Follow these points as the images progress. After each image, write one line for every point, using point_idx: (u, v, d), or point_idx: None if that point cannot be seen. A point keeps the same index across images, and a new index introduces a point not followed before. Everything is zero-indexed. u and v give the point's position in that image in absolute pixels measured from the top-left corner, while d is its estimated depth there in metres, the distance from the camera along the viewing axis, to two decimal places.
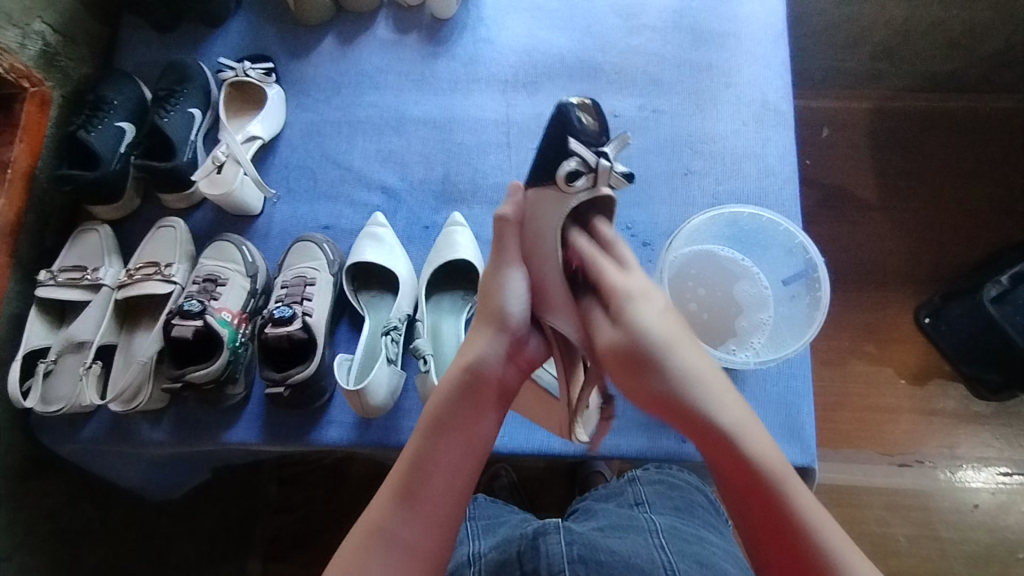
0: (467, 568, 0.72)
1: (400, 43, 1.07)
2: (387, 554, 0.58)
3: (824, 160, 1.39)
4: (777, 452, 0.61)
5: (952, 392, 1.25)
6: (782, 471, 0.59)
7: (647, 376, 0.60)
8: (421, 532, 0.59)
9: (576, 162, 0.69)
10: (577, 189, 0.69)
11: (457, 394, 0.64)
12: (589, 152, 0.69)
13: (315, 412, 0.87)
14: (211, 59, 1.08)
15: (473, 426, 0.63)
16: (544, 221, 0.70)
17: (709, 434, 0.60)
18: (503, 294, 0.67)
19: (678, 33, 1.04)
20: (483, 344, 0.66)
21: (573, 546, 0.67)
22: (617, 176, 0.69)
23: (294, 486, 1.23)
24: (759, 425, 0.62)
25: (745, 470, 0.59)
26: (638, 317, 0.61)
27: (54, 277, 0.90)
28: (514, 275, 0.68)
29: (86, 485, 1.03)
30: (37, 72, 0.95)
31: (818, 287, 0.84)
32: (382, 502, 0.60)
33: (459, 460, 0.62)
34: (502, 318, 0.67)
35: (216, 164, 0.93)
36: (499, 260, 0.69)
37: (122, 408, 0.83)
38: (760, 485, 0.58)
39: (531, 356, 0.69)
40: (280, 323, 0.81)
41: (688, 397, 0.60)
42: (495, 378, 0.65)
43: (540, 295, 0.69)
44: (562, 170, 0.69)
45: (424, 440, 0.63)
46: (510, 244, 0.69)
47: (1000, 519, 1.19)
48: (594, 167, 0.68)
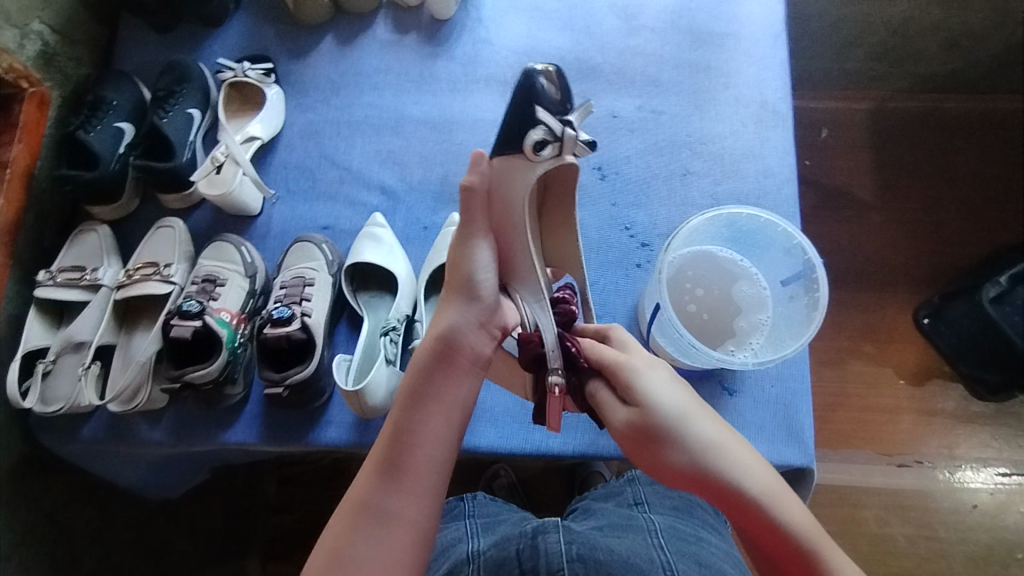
0: (466, 566, 0.71)
1: (400, 44, 1.07)
2: (373, 527, 0.59)
3: (824, 160, 1.39)
4: (805, 511, 0.61)
5: (951, 393, 1.25)
6: (812, 532, 0.59)
7: (667, 452, 0.61)
8: (408, 501, 0.60)
9: (542, 130, 0.66)
10: (542, 157, 0.67)
11: (432, 364, 0.65)
12: (554, 120, 0.66)
13: (315, 412, 0.87)
14: (210, 59, 1.08)
15: (449, 396, 0.64)
16: (510, 191, 0.68)
17: (738, 503, 0.60)
18: (472, 266, 0.66)
19: (678, 33, 1.04)
20: (454, 314, 0.65)
21: (573, 546, 0.68)
22: (582, 145, 0.66)
23: (294, 486, 1.23)
24: (786, 485, 0.62)
25: (777, 535, 0.59)
26: (648, 390, 0.62)
27: (53, 277, 0.91)
28: (482, 247, 0.67)
29: (85, 485, 1.04)
30: (36, 72, 0.95)
31: (816, 287, 0.82)
32: (366, 477, 0.61)
33: (439, 429, 0.63)
34: (474, 290, 0.66)
35: (215, 164, 0.93)
36: (467, 230, 0.67)
37: (122, 408, 0.83)
38: (795, 550, 0.59)
39: (503, 322, 0.68)
40: (280, 324, 0.81)
41: (713, 470, 0.60)
42: (469, 347, 0.66)
43: (510, 266, 0.69)
44: (528, 138, 0.66)
45: (403, 413, 0.63)
46: (478, 216, 0.67)
47: (999, 519, 1.20)
48: (560, 137, 0.66)
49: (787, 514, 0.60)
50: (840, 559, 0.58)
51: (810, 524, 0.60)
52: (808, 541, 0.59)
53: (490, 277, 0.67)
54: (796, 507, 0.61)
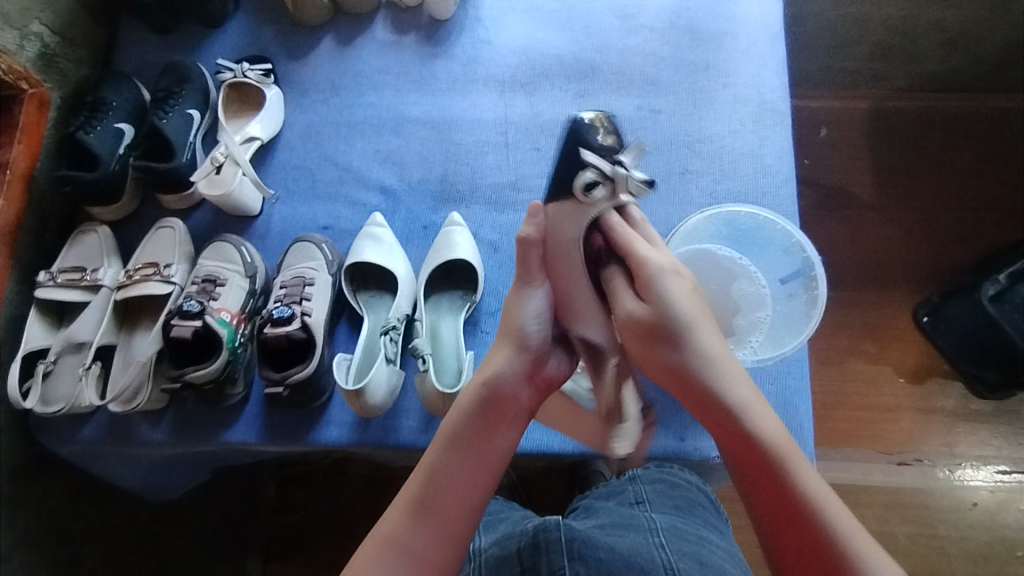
0: (468, 563, 0.73)
1: (399, 44, 1.07)
2: (399, 565, 0.58)
3: (822, 160, 1.39)
4: (784, 431, 0.61)
5: (950, 391, 1.26)
6: (786, 446, 0.60)
7: (664, 347, 0.62)
8: (433, 545, 0.59)
9: (593, 173, 0.71)
10: (596, 200, 0.71)
11: (475, 416, 0.64)
12: (605, 162, 0.71)
13: (315, 412, 0.88)
14: (210, 60, 1.08)
15: (489, 445, 0.63)
16: (568, 235, 0.70)
17: (718, 410, 0.61)
18: (524, 315, 0.67)
19: (677, 33, 1.04)
20: (501, 363, 0.66)
21: (574, 544, 0.67)
22: (636, 182, 0.71)
23: (295, 486, 1.23)
24: (769, 406, 0.63)
25: (750, 444, 0.60)
26: (665, 291, 0.64)
27: (54, 278, 0.91)
28: (535, 294, 0.69)
29: (86, 486, 1.04)
30: (36, 73, 0.96)
31: (815, 286, 0.85)
32: (395, 513, 0.61)
33: (475, 475, 0.62)
34: (524, 340, 0.66)
35: (215, 165, 0.93)
36: (522, 279, 0.69)
37: (121, 408, 0.84)
38: (766, 461, 0.59)
39: (551, 375, 0.69)
40: (280, 323, 0.81)
41: (701, 373, 0.61)
42: (513, 398, 0.65)
43: (564, 309, 0.69)
44: (579, 181, 0.71)
45: (439, 454, 0.63)
46: (533, 266, 0.69)
47: (999, 517, 1.20)
48: (611, 177, 0.71)
49: (765, 427, 0.60)
50: (811, 479, 0.58)
51: (785, 442, 0.60)
52: (781, 455, 0.59)
53: (539, 325, 0.68)
54: (775, 427, 0.61)
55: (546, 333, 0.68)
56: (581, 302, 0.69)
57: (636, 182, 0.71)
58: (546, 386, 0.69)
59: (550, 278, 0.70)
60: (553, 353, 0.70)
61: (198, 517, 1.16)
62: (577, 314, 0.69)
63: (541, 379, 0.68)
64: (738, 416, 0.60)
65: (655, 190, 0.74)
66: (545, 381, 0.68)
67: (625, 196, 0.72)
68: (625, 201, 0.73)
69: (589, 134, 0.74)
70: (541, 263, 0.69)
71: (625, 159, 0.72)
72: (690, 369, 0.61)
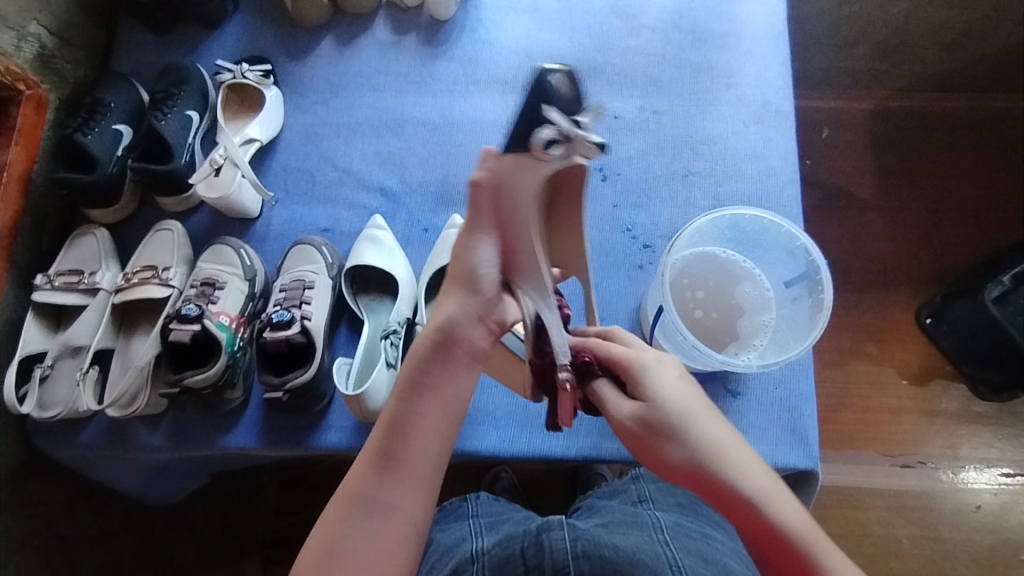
0: (470, 566, 0.70)
1: (398, 45, 1.07)
2: (368, 519, 0.58)
3: (825, 160, 1.38)
4: (809, 515, 0.58)
5: (954, 393, 1.25)
6: (811, 530, 0.57)
7: (666, 444, 0.61)
8: (402, 494, 0.59)
9: (550, 128, 0.58)
10: (550, 157, 0.59)
11: (432, 359, 0.62)
12: (560, 117, 0.58)
13: (315, 416, 0.87)
14: (208, 60, 1.07)
15: (448, 388, 0.62)
16: (518, 187, 0.62)
17: (736, 502, 0.59)
18: (474, 260, 0.63)
19: (678, 33, 1.03)
20: (452, 305, 0.63)
21: (577, 542, 0.68)
22: (593, 147, 0.58)
23: (295, 490, 1.22)
24: (789, 491, 0.60)
25: (772, 537, 0.57)
26: (653, 385, 0.63)
27: (51, 281, 0.90)
28: (485, 244, 0.63)
29: (82, 490, 1.03)
30: (33, 74, 0.95)
31: (820, 289, 0.82)
32: (362, 466, 0.59)
33: (438, 422, 0.61)
34: (476, 283, 0.62)
35: (214, 167, 0.92)
36: (473, 227, 0.63)
37: (120, 413, 0.83)
38: (794, 555, 0.56)
39: (503, 317, 0.65)
40: (280, 327, 0.80)
41: (714, 466, 0.59)
42: (467, 340, 0.62)
43: (513, 261, 0.65)
44: (536, 136, 0.59)
45: (401, 403, 0.61)
46: (483, 212, 0.63)
47: (1002, 520, 1.19)
48: (570, 136, 0.58)
49: (786, 515, 0.58)
50: (841, 564, 0.55)
51: (809, 526, 0.57)
52: (806, 542, 0.56)
53: (491, 271, 0.63)
54: (798, 509, 0.58)
55: (497, 280, 0.64)
56: (529, 255, 0.64)
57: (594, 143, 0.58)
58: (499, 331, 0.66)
59: (499, 226, 0.64)
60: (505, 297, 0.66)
61: (197, 520, 1.15)
62: (521, 266, 0.65)
63: (494, 322, 0.65)
64: (754, 507, 0.58)
65: (608, 152, 0.59)
66: (498, 325, 0.65)
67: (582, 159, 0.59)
68: (580, 163, 0.61)
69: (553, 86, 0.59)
70: (494, 213, 0.63)
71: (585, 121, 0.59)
72: (696, 466, 0.60)
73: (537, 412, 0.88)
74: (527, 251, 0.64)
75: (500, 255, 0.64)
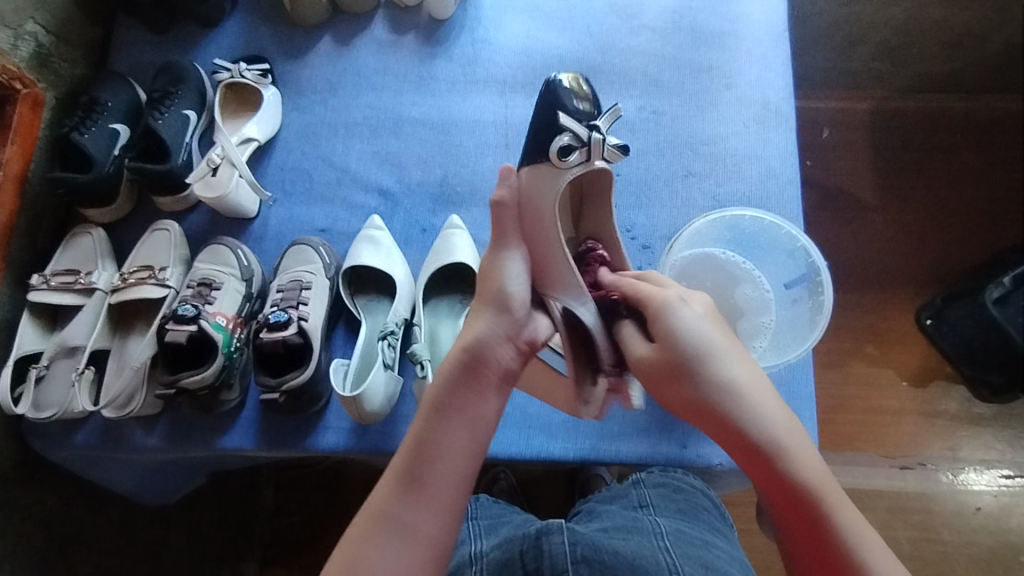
0: (468, 568, 0.70)
1: (397, 44, 1.06)
2: (390, 539, 0.56)
3: (825, 162, 1.39)
4: (819, 463, 0.60)
5: (954, 394, 1.24)
6: (817, 480, 0.59)
7: (679, 383, 0.62)
8: (426, 516, 0.57)
9: (570, 137, 0.70)
10: (568, 164, 0.70)
11: (461, 381, 0.62)
12: (580, 128, 0.70)
13: (312, 418, 0.86)
14: (206, 60, 1.07)
15: (475, 409, 0.62)
16: (545, 199, 0.70)
17: (743, 445, 0.61)
18: (502, 277, 0.67)
19: (678, 33, 1.03)
20: (484, 324, 0.65)
21: (577, 546, 0.67)
22: (611, 149, 0.70)
23: (293, 490, 1.21)
24: (802, 435, 0.61)
25: (779, 481, 0.59)
26: (674, 326, 0.63)
27: (47, 281, 0.89)
28: (512, 258, 0.68)
29: (78, 491, 1.03)
30: (29, 73, 0.94)
31: (821, 291, 0.84)
32: (384, 487, 0.59)
33: (464, 442, 0.61)
34: (507, 301, 0.66)
35: (211, 166, 0.91)
36: (499, 243, 0.69)
37: (114, 414, 0.82)
38: (795, 495, 0.59)
39: (534, 337, 0.67)
40: (276, 328, 0.80)
41: (725, 406, 0.61)
42: (497, 359, 0.63)
43: (542, 275, 0.69)
44: (555, 145, 0.70)
45: (426, 424, 0.61)
46: (511, 228, 0.69)
47: (1002, 521, 1.19)
48: (586, 141, 0.70)
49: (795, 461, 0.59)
50: (842, 512, 0.57)
51: (819, 477, 0.59)
52: (811, 490, 0.58)
53: (521, 288, 0.67)
54: (809, 458, 0.60)
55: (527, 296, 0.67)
56: (560, 268, 0.68)
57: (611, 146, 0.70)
58: (531, 352, 0.67)
59: (528, 241, 0.70)
60: (535, 316, 0.68)
61: (195, 521, 1.15)
62: (551, 278, 0.68)
63: (525, 342, 0.66)
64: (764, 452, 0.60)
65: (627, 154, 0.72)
66: (530, 346, 0.66)
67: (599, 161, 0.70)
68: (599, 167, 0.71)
69: (566, 95, 0.72)
70: (518, 227, 0.69)
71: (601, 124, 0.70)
72: (710, 407, 0.61)
73: (536, 413, 0.87)
74: (556, 261, 0.68)
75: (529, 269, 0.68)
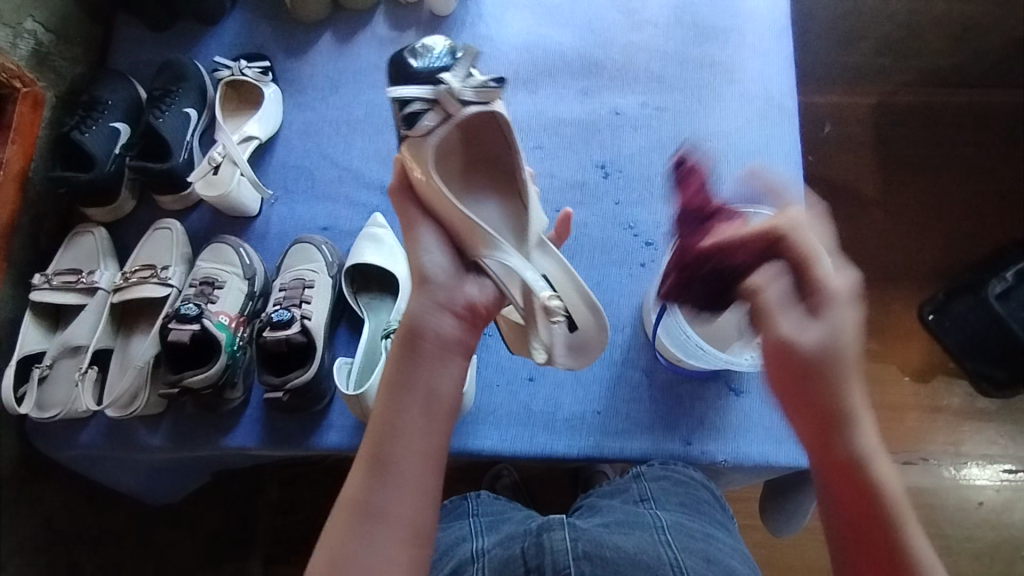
0: (471, 565, 0.70)
1: (398, 41, 1.05)
2: (369, 525, 0.58)
3: (829, 156, 1.37)
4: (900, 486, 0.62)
5: (956, 390, 1.24)
6: (901, 507, 0.61)
7: (817, 379, 0.63)
8: (399, 498, 0.59)
9: (416, 104, 0.69)
10: (425, 129, 0.68)
11: (407, 359, 0.62)
12: (426, 88, 0.69)
13: (315, 416, 0.86)
14: (206, 57, 1.06)
15: (428, 387, 0.62)
16: (423, 168, 0.67)
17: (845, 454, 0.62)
18: (418, 253, 0.66)
19: (680, 28, 1.03)
20: (414, 303, 0.64)
21: (578, 542, 0.67)
22: (456, 94, 0.69)
23: (297, 488, 1.21)
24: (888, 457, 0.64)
25: (868, 492, 0.61)
26: (835, 332, 0.63)
27: (48, 280, 0.89)
28: (423, 233, 0.67)
29: (82, 490, 1.03)
30: (30, 72, 0.94)
31: None
32: (356, 478, 0.60)
33: (424, 423, 0.62)
34: (427, 276, 0.65)
35: (212, 165, 0.90)
36: (409, 225, 0.68)
37: (118, 414, 0.82)
38: (879, 503, 0.61)
39: (470, 300, 0.65)
40: (279, 327, 0.80)
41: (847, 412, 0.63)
42: (432, 330, 0.63)
43: (459, 240, 0.65)
44: (405, 117, 0.70)
45: (388, 405, 0.62)
46: (411, 210, 0.68)
47: (1005, 516, 1.19)
48: (433, 99, 0.69)
49: (887, 475, 0.62)
50: (915, 536, 0.61)
51: (898, 502, 0.61)
52: (894, 506, 0.61)
53: (437, 259, 0.65)
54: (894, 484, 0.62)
55: (446, 263, 0.65)
56: (467, 227, 0.64)
57: (467, 89, 0.68)
58: (474, 316, 0.65)
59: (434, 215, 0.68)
60: (470, 280, 0.66)
61: (197, 520, 1.15)
62: (466, 238, 0.65)
63: (461, 308, 0.64)
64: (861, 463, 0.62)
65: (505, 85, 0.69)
66: (470, 310, 0.65)
67: (457, 108, 0.68)
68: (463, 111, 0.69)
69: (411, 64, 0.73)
70: (418, 203, 0.68)
71: (447, 77, 0.69)
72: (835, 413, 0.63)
73: (539, 410, 0.87)
74: (457, 221, 0.65)
75: (442, 238, 0.66)
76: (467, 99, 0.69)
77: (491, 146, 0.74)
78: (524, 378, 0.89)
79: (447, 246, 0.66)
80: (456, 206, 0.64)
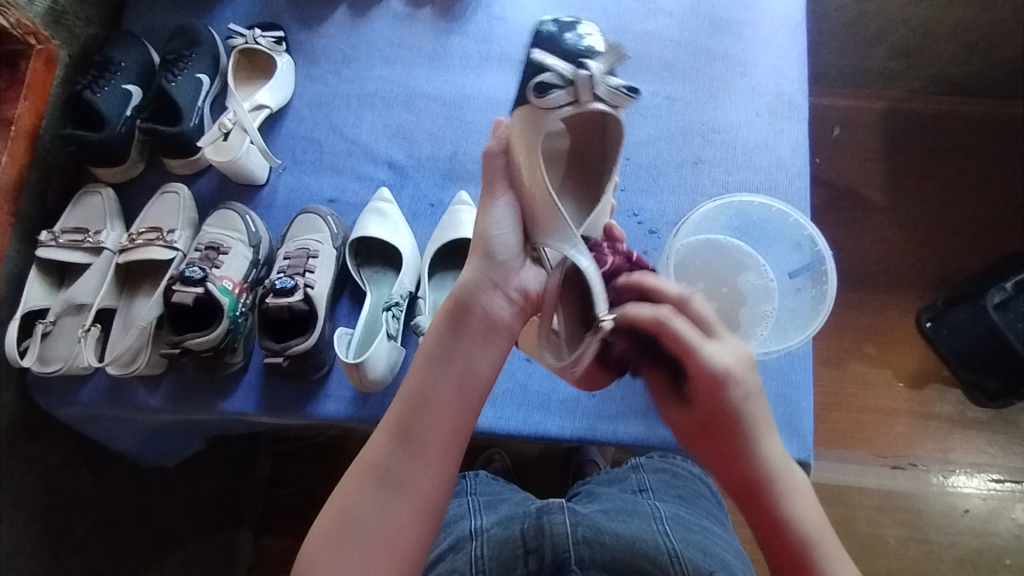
0: (468, 541, 0.72)
1: (413, 18, 1.06)
2: (382, 490, 0.60)
3: (835, 158, 1.38)
4: (817, 515, 0.62)
5: (948, 397, 1.25)
6: (815, 525, 0.61)
7: (730, 435, 0.63)
8: (418, 468, 0.61)
9: (552, 75, 0.68)
10: (554, 103, 0.67)
11: (449, 333, 0.64)
12: (567, 65, 0.68)
13: (313, 385, 0.87)
14: (221, 25, 1.06)
15: (468, 362, 0.64)
16: (527, 140, 0.70)
17: (754, 485, 0.63)
18: (489, 222, 0.68)
19: (696, 19, 1.03)
20: (471, 274, 0.66)
21: (579, 527, 0.69)
22: (598, 86, 0.67)
23: (289, 461, 1.22)
24: (810, 489, 0.64)
25: (776, 519, 0.62)
26: (720, 391, 0.62)
27: (55, 238, 0.90)
28: (500, 204, 0.69)
29: (79, 450, 1.04)
30: (45, 29, 0.94)
31: (824, 280, 0.85)
32: (381, 440, 0.62)
33: (455, 398, 0.63)
34: (492, 249, 0.67)
35: (222, 131, 0.91)
36: (488, 193, 0.70)
37: (120, 372, 0.83)
38: (792, 540, 0.61)
39: (523, 286, 0.67)
40: (282, 294, 0.81)
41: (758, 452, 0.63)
42: (482, 308, 0.65)
43: (533, 220, 0.67)
44: (535, 82, 0.68)
45: (424, 374, 0.64)
46: (498, 178, 0.70)
47: (989, 525, 1.20)
48: (572, 80, 0.67)
49: (801, 511, 0.62)
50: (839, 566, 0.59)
51: (817, 526, 0.62)
52: (809, 538, 0.61)
53: (506, 235, 0.67)
54: (809, 507, 0.62)
55: (513, 242, 0.67)
56: (544, 212, 0.66)
57: (604, 86, 0.67)
58: (525, 303, 0.67)
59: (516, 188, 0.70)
60: (529, 265, 0.68)
61: (189, 487, 1.16)
62: (540, 224, 0.66)
63: (514, 291, 0.67)
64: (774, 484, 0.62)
65: (637, 95, 0.68)
66: (522, 295, 0.67)
67: (590, 99, 0.67)
68: (595, 106, 0.68)
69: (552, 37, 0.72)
70: (507, 176, 0.70)
71: (591, 64, 0.67)
72: (743, 452, 0.63)
73: (535, 391, 0.88)
74: (538, 205, 0.66)
75: (517, 214, 0.68)
76: (600, 96, 0.67)
77: (595, 148, 0.76)
78: (521, 358, 0.89)
79: (519, 224, 0.68)
80: (545, 190, 0.65)
